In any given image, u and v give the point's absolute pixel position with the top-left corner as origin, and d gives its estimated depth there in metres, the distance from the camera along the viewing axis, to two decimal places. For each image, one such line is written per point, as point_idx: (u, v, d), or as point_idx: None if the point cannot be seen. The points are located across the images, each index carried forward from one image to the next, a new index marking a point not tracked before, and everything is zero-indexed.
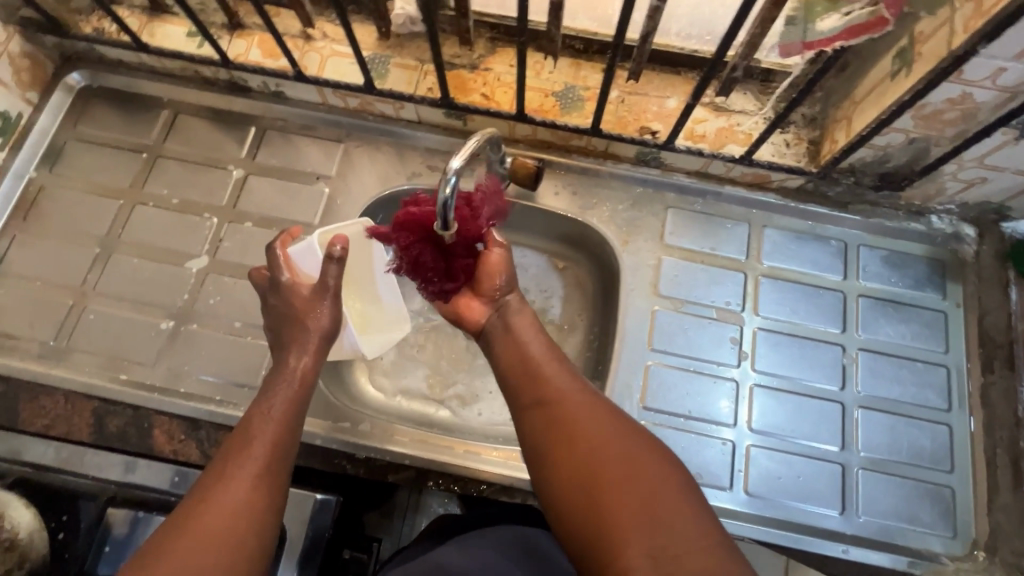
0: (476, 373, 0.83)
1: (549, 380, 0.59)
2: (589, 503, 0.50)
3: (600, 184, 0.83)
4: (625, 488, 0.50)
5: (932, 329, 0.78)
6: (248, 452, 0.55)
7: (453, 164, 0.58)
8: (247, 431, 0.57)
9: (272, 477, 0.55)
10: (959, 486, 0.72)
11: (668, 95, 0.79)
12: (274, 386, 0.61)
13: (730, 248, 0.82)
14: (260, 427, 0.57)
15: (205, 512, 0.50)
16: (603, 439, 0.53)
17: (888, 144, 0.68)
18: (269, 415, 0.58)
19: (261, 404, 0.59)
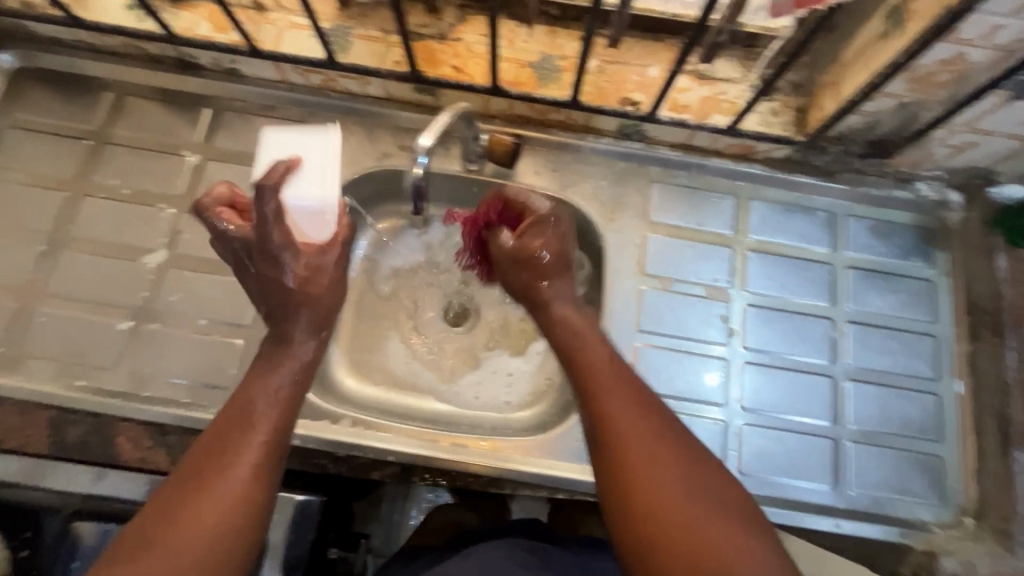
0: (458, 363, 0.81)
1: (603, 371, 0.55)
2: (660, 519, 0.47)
3: (582, 160, 0.80)
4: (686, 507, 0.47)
5: (919, 299, 0.77)
6: (239, 441, 0.50)
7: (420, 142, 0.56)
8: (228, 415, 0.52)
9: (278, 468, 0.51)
10: (948, 454, 0.72)
11: (650, 64, 0.75)
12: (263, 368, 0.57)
13: (716, 223, 0.79)
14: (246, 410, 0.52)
15: (206, 507, 0.46)
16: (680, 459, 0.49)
17: (878, 110, 0.65)
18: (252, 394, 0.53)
19: (262, 388, 0.54)
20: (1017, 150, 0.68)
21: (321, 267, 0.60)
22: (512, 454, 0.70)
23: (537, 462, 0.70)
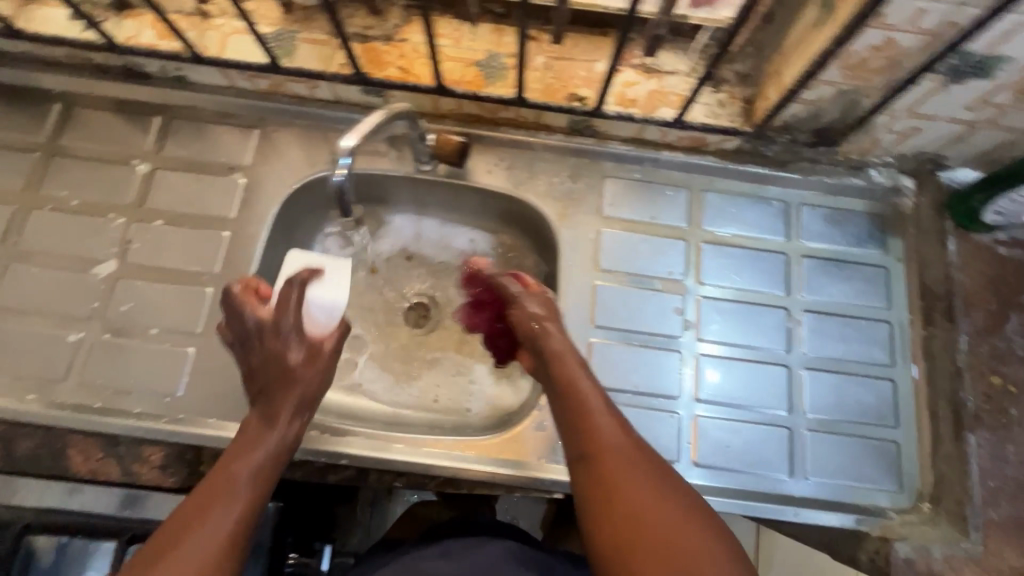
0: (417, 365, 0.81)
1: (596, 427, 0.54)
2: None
3: (535, 158, 0.80)
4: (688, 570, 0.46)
5: (873, 286, 0.77)
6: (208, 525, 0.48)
7: (343, 143, 0.57)
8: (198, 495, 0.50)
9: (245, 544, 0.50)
10: (904, 440, 0.72)
11: (597, 59, 0.75)
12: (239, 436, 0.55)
13: (670, 216, 0.79)
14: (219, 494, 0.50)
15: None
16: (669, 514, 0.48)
17: (819, 98, 0.66)
18: (230, 472, 0.52)
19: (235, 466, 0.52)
20: (960, 133, 0.69)
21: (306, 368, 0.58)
22: (467, 453, 0.70)
23: (492, 460, 0.69)
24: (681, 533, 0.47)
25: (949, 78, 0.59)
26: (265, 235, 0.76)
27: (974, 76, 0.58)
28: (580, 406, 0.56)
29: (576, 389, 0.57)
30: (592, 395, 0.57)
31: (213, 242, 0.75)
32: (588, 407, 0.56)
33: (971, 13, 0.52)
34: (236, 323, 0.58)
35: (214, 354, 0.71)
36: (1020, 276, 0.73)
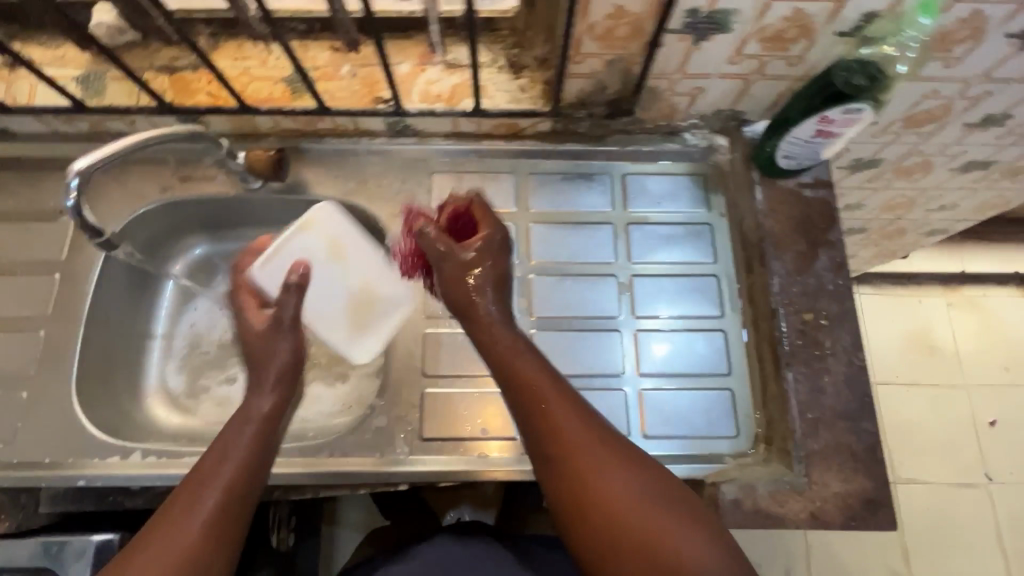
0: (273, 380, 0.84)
1: (587, 469, 0.54)
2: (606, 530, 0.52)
3: (360, 165, 0.82)
4: (632, 528, 0.51)
5: (699, 243, 0.80)
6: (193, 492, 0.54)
7: (73, 167, 0.57)
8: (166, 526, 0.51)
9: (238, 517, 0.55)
10: (738, 387, 0.74)
11: (401, 61, 0.77)
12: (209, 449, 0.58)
13: (498, 202, 0.82)
14: (182, 531, 0.52)
15: (168, 527, 0.52)
16: (622, 475, 0.54)
17: (593, 71, 0.69)
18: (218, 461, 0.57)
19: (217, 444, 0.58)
20: (740, 87, 0.72)
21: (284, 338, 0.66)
22: (308, 459, 0.71)
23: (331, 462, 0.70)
24: (629, 510, 0.52)
25: (694, 36, 0.62)
26: (98, 272, 0.77)
27: (714, 31, 0.62)
28: (557, 416, 0.57)
29: (535, 385, 0.59)
30: (581, 437, 0.56)
31: (45, 285, 0.76)
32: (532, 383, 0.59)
33: None
34: (247, 400, 0.63)
35: (48, 395, 0.72)
36: (826, 216, 0.76)
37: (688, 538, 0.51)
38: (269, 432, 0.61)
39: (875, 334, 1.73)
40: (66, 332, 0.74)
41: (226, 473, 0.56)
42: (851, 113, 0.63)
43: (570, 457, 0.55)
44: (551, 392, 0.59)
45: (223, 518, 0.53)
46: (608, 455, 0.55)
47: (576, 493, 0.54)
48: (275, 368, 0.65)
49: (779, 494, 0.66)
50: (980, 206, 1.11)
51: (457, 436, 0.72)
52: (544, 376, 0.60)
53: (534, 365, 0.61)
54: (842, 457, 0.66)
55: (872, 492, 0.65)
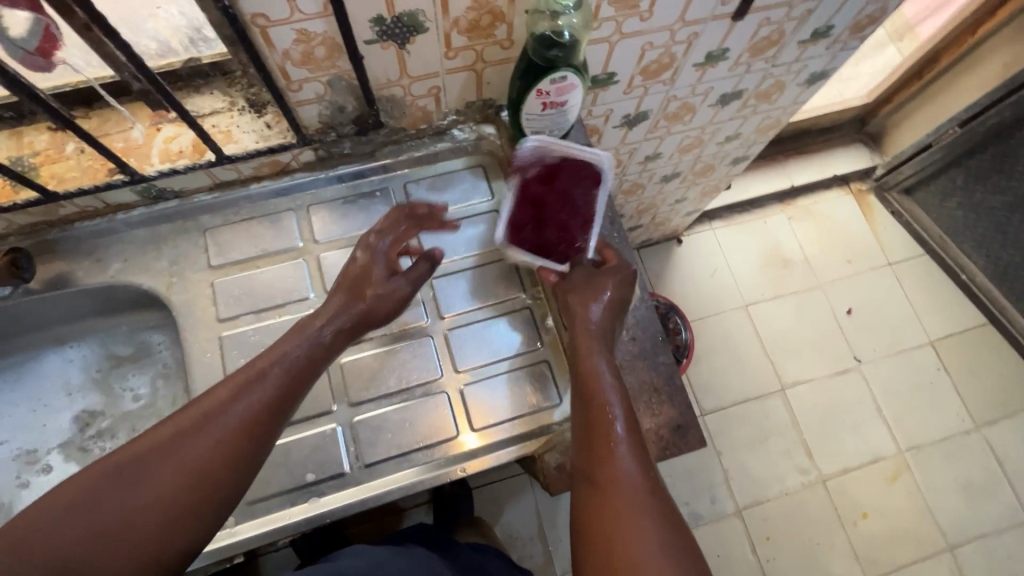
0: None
1: (613, 498, 0.56)
2: (604, 528, 0.54)
3: (125, 241, 0.78)
4: (616, 532, 0.54)
5: (489, 232, 0.83)
6: (190, 432, 0.52)
7: None
8: (196, 430, 0.53)
9: (242, 464, 0.54)
10: (555, 357, 0.78)
11: (131, 126, 0.72)
12: (264, 358, 0.59)
13: (282, 241, 0.79)
14: (212, 441, 0.53)
15: (163, 455, 0.51)
16: (643, 499, 0.56)
17: (320, 94, 0.69)
18: (229, 408, 0.55)
19: (228, 395, 0.55)
20: (473, 78, 0.74)
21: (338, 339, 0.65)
22: None
23: None
24: (631, 535, 0.53)
25: (394, 42, 0.63)
26: None
27: (409, 34, 0.63)
28: (610, 437, 0.60)
29: (601, 411, 0.62)
30: (631, 480, 0.57)
31: None
32: (609, 409, 0.62)
33: None
34: (279, 347, 0.61)
35: None
36: None
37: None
38: (301, 374, 0.60)
39: (736, 260, 1.87)
40: None
41: (255, 400, 0.56)
42: (563, 81, 0.66)
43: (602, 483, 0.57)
44: (620, 414, 0.62)
45: (239, 448, 0.54)
46: (651, 508, 0.55)
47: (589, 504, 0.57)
48: (286, 363, 0.60)
49: None
50: (760, 129, 1.22)
51: (284, 489, 0.70)
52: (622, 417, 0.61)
53: (611, 397, 0.62)
54: (648, 395, 0.71)
55: (678, 419, 0.70)
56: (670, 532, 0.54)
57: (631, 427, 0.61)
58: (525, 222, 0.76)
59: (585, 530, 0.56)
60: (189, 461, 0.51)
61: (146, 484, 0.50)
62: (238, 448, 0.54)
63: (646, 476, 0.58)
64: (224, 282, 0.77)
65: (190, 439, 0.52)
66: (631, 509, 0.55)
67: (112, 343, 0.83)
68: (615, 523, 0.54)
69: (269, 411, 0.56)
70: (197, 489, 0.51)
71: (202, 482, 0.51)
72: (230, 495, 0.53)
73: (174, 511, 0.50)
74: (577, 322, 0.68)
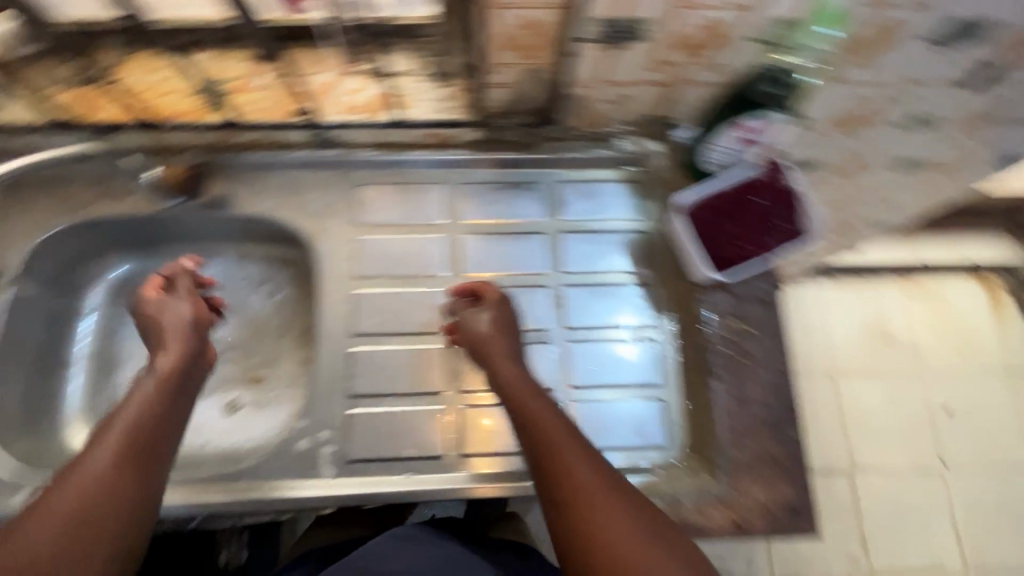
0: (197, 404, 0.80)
1: (586, 515, 0.49)
2: (585, 544, 0.48)
3: (283, 178, 0.79)
4: (598, 544, 0.48)
5: (631, 253, 0.80)
6: (59, 483, 0.49)
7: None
8: (58, 483, 0.48)
9: (123, 488, 0.50)
10: (670, 397, 0.74)
11: (316, 72, 0.72)
12: (122, 408, 0.55)
13: (428, 213, 0.80)
14: (86, 476, 0.49)
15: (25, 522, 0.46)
16: (614, 500, 0.50)
17: (512, 79, 0.67)
18: (94, 449, 0.51)
19: (102, 426, 0.53)
20: (663, 94, 0.71)
21: (177, 343, 0.62)
22: (223, 484, 0.68)
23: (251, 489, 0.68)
24: (616, 543, 0.47)
25: (607, 43, 0.60)
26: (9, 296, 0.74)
27: (629, 39, 0.60)
28: (560, 442, 0.54)
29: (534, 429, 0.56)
30: (586, 483, 0.51)
31: None
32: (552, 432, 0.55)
33: None
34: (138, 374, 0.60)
35: None
36: None
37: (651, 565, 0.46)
38: (167, 406, 0.57)
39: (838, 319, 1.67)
40: None
41: (125, 425, 0.53)
42: (767, 121, 0.64)
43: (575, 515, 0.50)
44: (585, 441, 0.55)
45: (128, 468, 0.51)
46: (617, 501, 0.50)
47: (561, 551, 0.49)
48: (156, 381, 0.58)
49: (705, 505, 0.66)
50: None
51: (385, 457, 0.71)
52: (558, 427, 0.56)
53: (545, 406, 0.58)
54: (769, 468, 0.66)
55: (796, 500, 0.65)
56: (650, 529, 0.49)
57: (574, 434, 0.55)
58: (713, 206, 0.72)
59: (568, 544, 0.49)
60: (67, 510, 0.47)
61: (29, 546, 0.44)
62: (117, 478, 0.50)
63: (609, 476, 0.52)
64: (371, 241, 0.79)
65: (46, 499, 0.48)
66: (611, 504, 0.50)
67: (243, 268, 0.86)
68: (591, 530, 0.48)
69: (143, 423, 0.54)
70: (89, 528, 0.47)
71: (89, 523, 0.47)
72: (129, 520, 0.49)
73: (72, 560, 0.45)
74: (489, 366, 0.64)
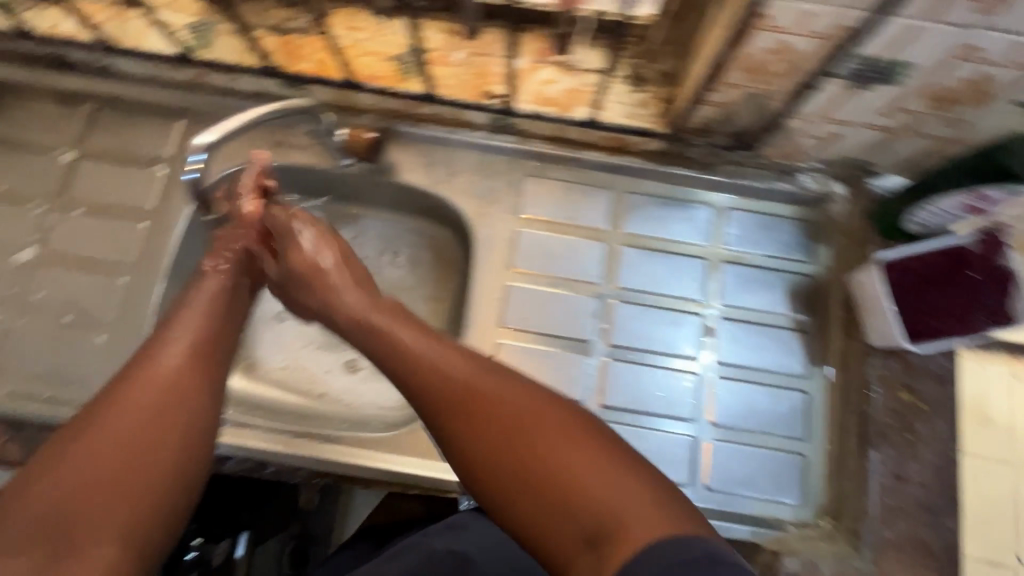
0: (330, 361, 0.81)
1: (484, 429, 0.46)
2: (519, 483, 0.44)
3: (454, 156, 0.78)
4: (517, 464, 0.45)
5: (793, 296, 0.76)
6: (90, 412, 0.48)
7: (199, 139, 0.61)
8: (128, 380, 0.50)
9: (177, 404, 0.50)
10: (811, 453, 0.70)
11: (515, 55, 0.73)
12: (181, 316, 0.58)
13: (591, 217, 0.78)
14: (160, 372, 0.51)
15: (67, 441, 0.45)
16: (524, 412, 0.47)
17: (727, 101, 0.64)
18: (151, 366, 0.51)
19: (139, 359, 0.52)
20: (882, 141, 0.66)
21: (246, 236, 0.67)
22: (367, 450, 0.71)
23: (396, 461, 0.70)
24: (537, 451, 0.44)
25: (854, 83, 0.57)
26: (181, 226, 0.77)
27: (880, 80, 0.56)
28: (466, 378, 0.49)
29: (396, 357, 0.53)
30: (510, 401, 0.47)
31: (129, 233, 0.76)
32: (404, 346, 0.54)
33: (859, 15, 0.48)
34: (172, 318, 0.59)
35: (125, 344, 0.72)
36: None
37: (608, 484, 0.43)
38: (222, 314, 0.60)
39: None
40: (145, 283, 0.74)
41: (189, 333, 0.56)
42: (1010, 195, 0.57)
43: (472, 421, 0.47)
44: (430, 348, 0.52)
45: (198, 368, 0.53)
46: (561, 434, 0.45)
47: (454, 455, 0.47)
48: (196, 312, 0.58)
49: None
50: None
51: None
52: (450, 355, 0.51)
53: (411, 335, 0.54)
54: (914, 552, 0.65)
55: None
56: (557, 427, 0.46)
57: (467, 358, 0.50)
58: (920, 274, 0.65)
59: (499, 476, 0.45)
60: (103, 433, 0.46)
61: (124, 435, 0.46)
62: (164, 396, 0.50)
63: (516, 386, 0.48)
64: (532, 236, 0.77)
65: (73, 429, 0.47)
66: (547, 428, 0.45)
67: (389, 232, 0.84)
68: (531, 457, 0.44)
69: (194, 340, 0.55)
70: (132, 457, 0.46)
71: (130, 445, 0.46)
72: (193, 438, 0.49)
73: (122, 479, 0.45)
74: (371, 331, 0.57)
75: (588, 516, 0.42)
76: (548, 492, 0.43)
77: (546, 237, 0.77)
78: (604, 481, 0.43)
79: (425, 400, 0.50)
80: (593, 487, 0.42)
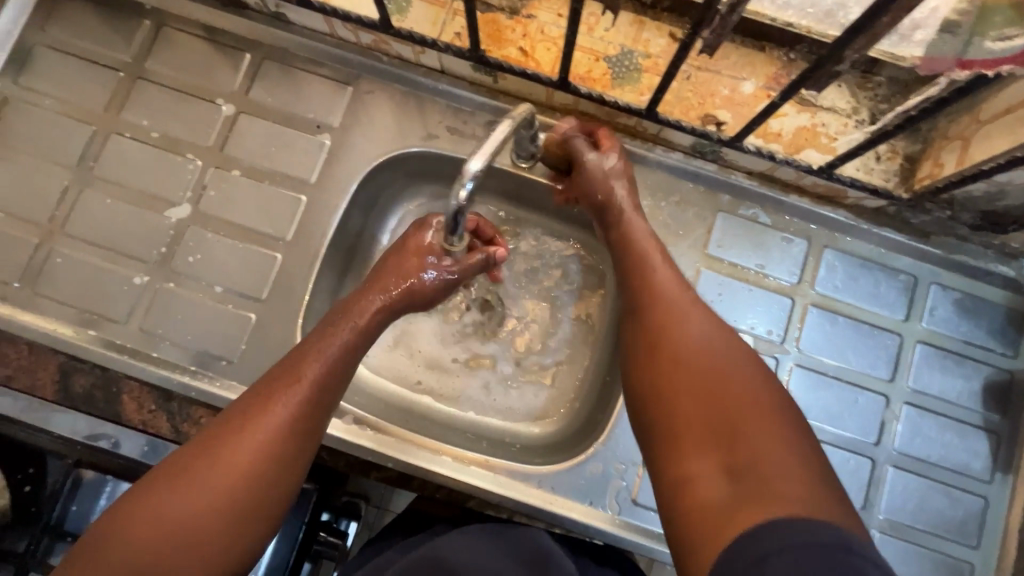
0: (461, 368, 0.76)
1: (674, 359, 0.52)
2: (692, 411, 0.48)
3: (645, 176, 0.71)
4: (712, 406, 0.48)
5: (990, 392, 0.69)
6: (215, 444, 0.50)
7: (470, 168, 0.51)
8: (239, 427, 0.51)
9: (288, 454, 0.52)
10: (979, 562, 0.67)
11: (745, 78, 0.65)
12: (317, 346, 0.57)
13: (782, 268, 0.71)
14: (270, 425, 0.52)
15: (189, 470, 0.49)
16: (733, 370, 0.50)
17: (1010, 181, 0.57)
18: (274, 411, 0.52)
19: (266, 395, 0.53)
20: None
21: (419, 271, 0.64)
22: (512, 482, 0.66)
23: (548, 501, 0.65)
24: (726, 396, 0.48)
25: None
26: (344, 207, 0.71)
27: None
28: (672, 306, 0.56)
29: (634, 266, 0.60)
30: (707, 347, 0.52)
31: (289, 206, 0.71)
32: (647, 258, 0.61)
33: None
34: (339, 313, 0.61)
35: (278, 326, 0.68)
36: None
37: (780, 464, 0.43)
38: (345, 361, 0.58)
39: None
40: (301, 263, 0.70)
41: (306, 389, 0.54)
42: None
43: (659, 344, 0.53)
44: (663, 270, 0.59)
45: (305, 426, 0.53)
46: (755, 403, 0.47)
47: (651, 345, 0.54)
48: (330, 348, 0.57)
49: None
50: None
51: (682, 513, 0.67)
52: (668, 285, 0.58)
53: (650, 256, 0.61)
54: None
55: None
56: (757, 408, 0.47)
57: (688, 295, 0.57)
58: None
59: (672, 398, 0.50)
60: (224, 474, 0.49)
61: (225, 485, 0.49)
62: (275, 450, 0.51)
63: (723, 342, 0.52)
64: (715, 276, 0.70)
65: (195, 460, 0.50)
66: (741, 395, 0.48)
67: (547, 241, 0.79)
68: (714, 400, 0.48)
69: (319, 394, 0.55)
70: (240, 499, 0.49)
71: (239, 489, 0.49)
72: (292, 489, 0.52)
73: (228, 522, 0.49)
74: (623, 226, 0.64)
75: (756, 472, 0.42)
76: (716, 432, 0.46)
77: (727, 283, 0.70)
78: (781, 462, 0.43)
79: (637, 304, 0.58)
80: (772, 461, 0.43)
